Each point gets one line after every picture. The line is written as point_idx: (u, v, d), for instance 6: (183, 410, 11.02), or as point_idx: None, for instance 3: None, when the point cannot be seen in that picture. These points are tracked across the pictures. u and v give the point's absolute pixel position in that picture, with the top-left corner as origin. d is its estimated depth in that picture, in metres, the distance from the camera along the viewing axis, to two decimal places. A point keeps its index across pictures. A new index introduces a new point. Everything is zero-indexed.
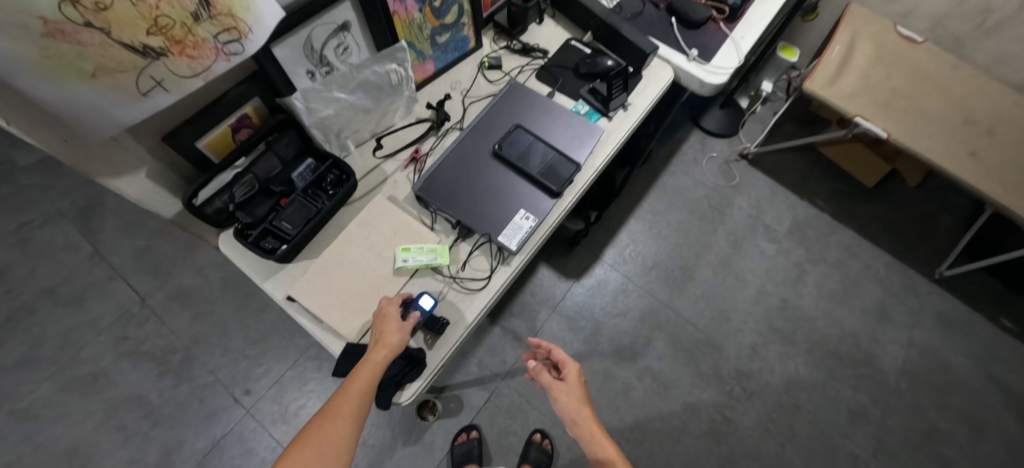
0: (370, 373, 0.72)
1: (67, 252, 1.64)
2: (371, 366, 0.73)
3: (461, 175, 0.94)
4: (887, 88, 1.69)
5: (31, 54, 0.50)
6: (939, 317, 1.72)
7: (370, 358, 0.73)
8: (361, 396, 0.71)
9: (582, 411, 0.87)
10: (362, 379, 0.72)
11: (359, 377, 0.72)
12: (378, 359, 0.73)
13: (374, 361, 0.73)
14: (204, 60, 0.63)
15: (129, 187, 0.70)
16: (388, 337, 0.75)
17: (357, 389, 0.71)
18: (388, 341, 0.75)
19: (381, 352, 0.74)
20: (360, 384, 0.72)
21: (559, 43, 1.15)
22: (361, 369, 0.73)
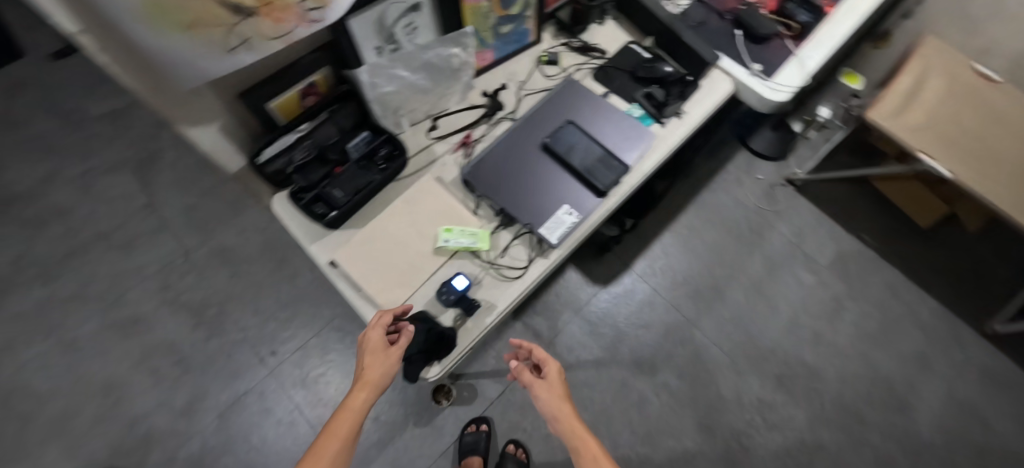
0: (350, 423, 0.67)
1: (122, 200, 1.73)
2: (352, 412, 0.68)
3: (509, 164, 0.95)
4: (955, 126, 1.61)
5: (141, 3, 0.52)
6: (985, 373, 1.64)
7: (349, 405, 0.69)
8: (341, 451, 0.65)
9: (563, 406, 0.86)
10: (343, 429, 0.67)
11: (338, 428, 0.67)
12: (359, 404, 0.69)
13: (355, 406, 0.69)
14: (287, 24, 0.66)
15: (202, 137, 0.74)
16: (369, 377, 0.71)
17: (336, 440, 0.66)
18: (371, 382, 0.71)
19: (361, 396, 0.70)
20: (339, 436, 0.66)
21: (619, 45, 1.15)
22: (339, 420, 0.67)
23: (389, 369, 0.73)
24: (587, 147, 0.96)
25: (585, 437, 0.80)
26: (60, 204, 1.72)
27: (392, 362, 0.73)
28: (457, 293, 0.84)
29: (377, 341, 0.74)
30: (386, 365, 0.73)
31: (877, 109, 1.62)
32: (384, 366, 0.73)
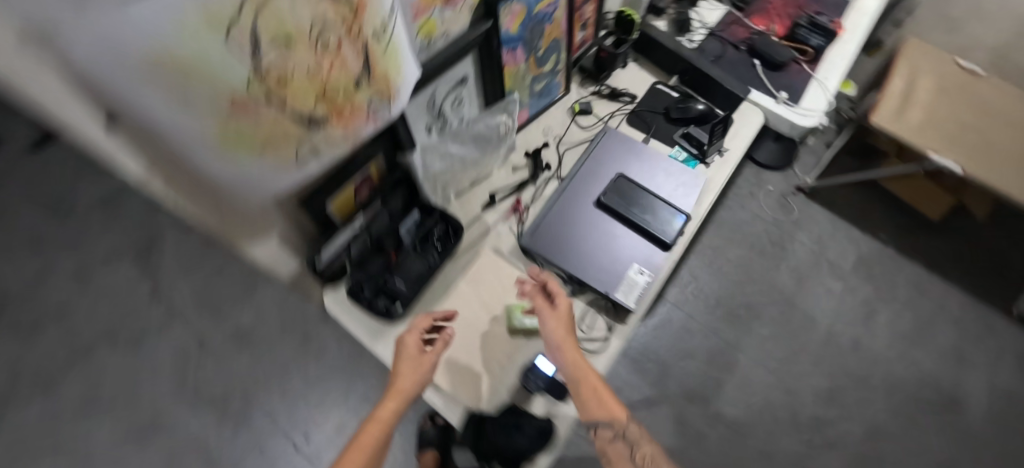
0: (376, 434, 0.66)
1: (124, 292, 1.62)
2: (378, 425, 0.66)
3: (567, 227, 0.92)
4: (955, 122, 1.64)
5: (215, 131, 0.49)
6: (1021, 358, 1.67)
7: (376, 416, 0.67)
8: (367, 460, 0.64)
9: (565, 336, 0.73)
10: (368, 439, 0.65)
11: (362, 441, 0.65)
12: (385, 414, 0.67)
13: (382, 418, 0.66)
14: (356, 127, 0.62)
15: (265, 250, 0.70)
16: (398, 386, 0.68)
17: (361, 451, 0.64)
18: (399, 391, 0.68)
19: (388, 407, 0.67)
20: (364, 444, 0.65)
21: (645, 86, 1.13)
22: (366, 431, 0.66)
23: (418, 380, 0.70)
24: (643, 202, 0.94)
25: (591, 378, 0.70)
26: (56, 305, 1.60)
27: (424, 371, 0.70)
28: (546, 380, 0.78)
29: (410, 351, 0.72)
30: (417, 374, 0.70)
31: (880, 112, 1.64)
32: (413, 379, 0.70)
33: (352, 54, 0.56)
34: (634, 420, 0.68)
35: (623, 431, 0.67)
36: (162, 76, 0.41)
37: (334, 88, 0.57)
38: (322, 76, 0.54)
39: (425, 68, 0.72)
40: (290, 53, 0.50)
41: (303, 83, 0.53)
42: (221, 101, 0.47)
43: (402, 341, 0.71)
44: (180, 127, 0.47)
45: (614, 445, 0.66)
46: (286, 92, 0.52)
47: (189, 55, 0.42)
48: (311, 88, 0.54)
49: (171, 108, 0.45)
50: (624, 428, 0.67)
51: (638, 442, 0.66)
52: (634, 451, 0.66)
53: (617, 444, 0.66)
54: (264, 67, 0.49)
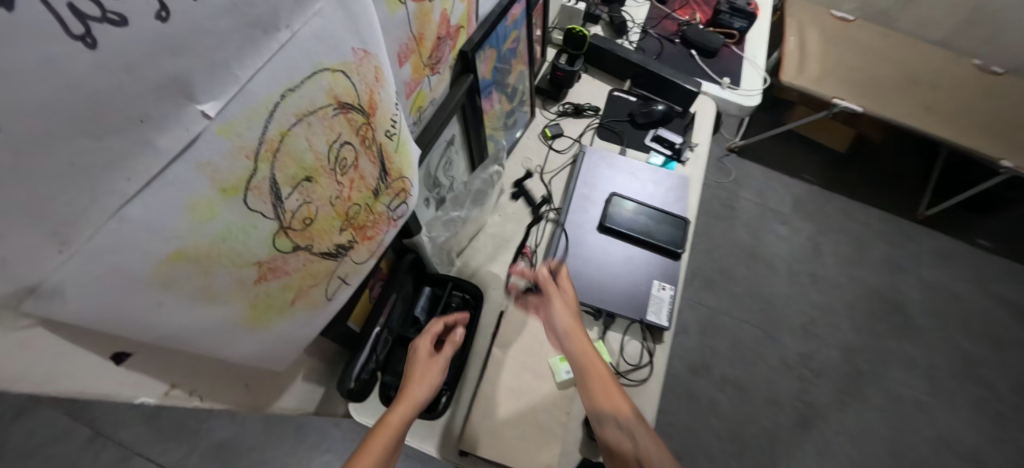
0: (388, 438, 0.54)
1: (60, 443, 1.35)
2: (390, 429, 0.55)
3: (580, 261, 0.89)
4: (844, 65, 1.85)
5: (241, 310, 0.37)
6: (936, 252, 1.91)
7: (387, 419, 0.56)
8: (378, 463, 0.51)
9: (574, 322, 0.72)
10: (377, 445, 0.53)
11: (371, 445, 0.53)
12: (396, 420, 0.56)
13: (395, 422, 0.56)
14: (379, 236, 0.53)
15: (289, 400, 0.56)
16: (408, 391, 0.60)
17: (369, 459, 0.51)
18: (411, 396, 0.60)
19: (402, 410, 0.58)
20: (372, 452, 0.52)
21: (604, 96, 1.15)
22: (375, 435, 0.54)
23: (430, 386, 0.62)
24: (621, 205, 0.95)
25: (592, 366, 0.67)
26: None
27: (436, 378, 0.64)
28: None
29: (422, 357, 0.65)
30: (429, 381, 0.63)
31: (785, 71, 1.80)
32: (426, 384, 0.62)
33: (369, 161, 0.47)
34: (642, 420, 0.64)
35: (624, 426, 0.63)
36: (178, 276, 0.31)
37: (357, 205, 0.47)
38: (344, 199, 0.44)
39: (423, 142, 0.65)
40: (312, 188, 0.40)
41: (326, 215, 0.43)
42: (247, 274, 0.36)
43: (412, 343, 0.66)
44: (203, 326, 0.34)
45: (617, 443, 0.63)
46: (311, 232, 0.42)
47: (205, 237, 0.32)
48: (335, 216, 0.44)
49: (192, 310, 0.33)
50: (627, 424, 0.63)
51: (640, 437, 0.62)
52: (636, 446, 0.62)
53: (620, 435, 0.63)
54: (288, 215, 0.38)
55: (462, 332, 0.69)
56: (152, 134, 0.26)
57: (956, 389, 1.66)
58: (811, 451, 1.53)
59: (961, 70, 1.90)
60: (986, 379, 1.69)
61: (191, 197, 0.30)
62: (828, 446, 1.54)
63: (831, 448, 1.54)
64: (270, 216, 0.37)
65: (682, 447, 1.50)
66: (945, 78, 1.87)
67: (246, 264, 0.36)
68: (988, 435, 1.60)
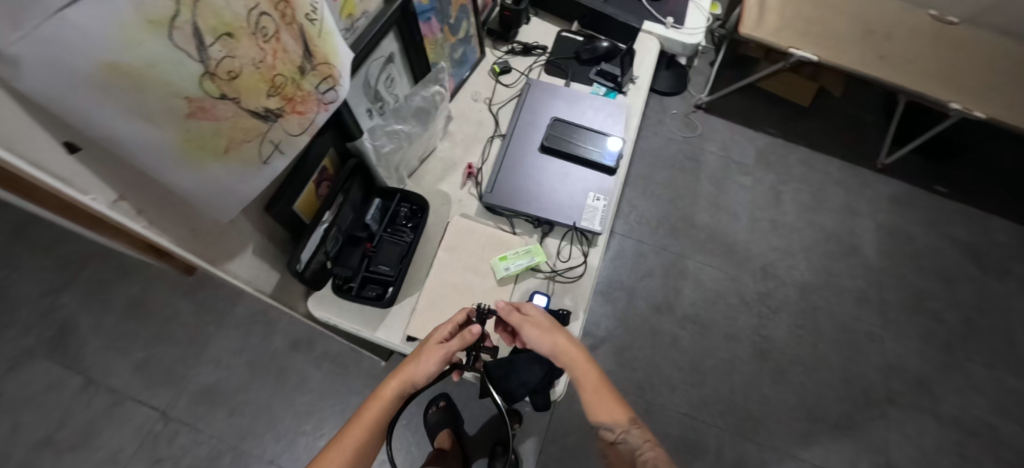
0: (379, 409, 0.69)
1: (52, 391, 1.38)
2: (383, 401, 0.70)
3: (521, 177, 0.97)
4: (802, 19, 1.91)
5: (175, 140, 0.45)
6: (892, 198, 1.99)
7: (382, 391, 0.70)
8: (369, 433, 0.68)
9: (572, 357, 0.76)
10: (371, 412, 0.69)
11: (366, 413, 0.69)
12: (388, 393, 0.70)
13: (386, 396, 0.70)
14: (310, 115, 0.60)
15: (240, 268, 0.64)
16: (403, 368, 0.71)
17: (364, 427, 0.68)
18: (403, 375, 0.70)
19: (394, 385, 0.70)
20: (368, 420, 0.68)
21: (551, 37, 1.22)
22: (372, 403, 0.70)
23: (426, 368, 0.70)
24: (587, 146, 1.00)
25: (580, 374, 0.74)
26: None
27: (432, 362, 0.70)
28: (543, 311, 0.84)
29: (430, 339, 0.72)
30: (427, 363, 0.70)
31: (744, 24, 1.86)
32: (422, 365, 0.70)
33: (291, 38, 0.54)
34: (637, 423, 0.71)
35: (622, 436, 0.70)
36: (115, 86, 0.39)
37: (283, 77, 0.54)
38: (269, 65, 0.52)
39: (357, 49, 0.72)
40: (234, 44, 0.47)
41: (252, 75, 0.50)
42: (176, 106, 0.44)
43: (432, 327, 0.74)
44: (140, 140, 0.42)
45: (617, 448, 0.71)
46: (238, 87, 0.49)
47: (134, 58, 0.39)
48: (261, 79, 0.51)
49: (128, 123, 0.41)
50: (623, 433, 0.70)
51: (639, 446, 0.69)
52: (635, 456, 0.69)
53: (619, 447, 0.70)
54: (213, 63, 0.46)
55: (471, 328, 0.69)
56: None
57: (906, 322, 1.76)
58: (767, 380, 1.63)
59: (915, 20, 1.96)
60: (936, 312, 1.79)
61: (118, 17, 0.37)
62: (783, 375, 1.64)
63: (787, 377, 1.64)
64: (196, 59, 0.44)
65: (647, 380, 1.60)
66: (900, 28, 1.93)
67: (175, 96, 0.43)
68: (935, 362, 1.71)
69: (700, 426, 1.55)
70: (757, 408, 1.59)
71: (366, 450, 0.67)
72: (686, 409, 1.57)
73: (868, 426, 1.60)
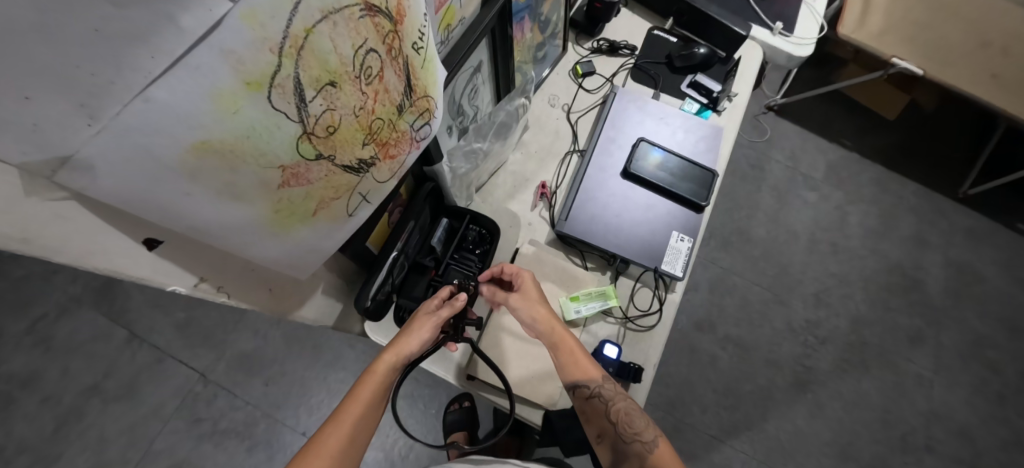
0: (374, 388, 0.57)
1: (98, 342, 1.36)
2: (378, 379, 0.57)
3: (598, 209, 0.88)
4: (912, 20, 1.53)
5: (265, 212, 0.37)
6: (969, 232, 1.81)
7: (374, 367, 0.58)
8: (364, 415, 0.55)
9: (545, 311, 0.71)
10: (365, 390, 0.56)
11: (358, 394, 0.56)
12: (382, 368, 0.58)
13: (381, 372, 0.58)
14: (400, 156, 0.52)
15: (309, 310, 0.60)
16: (399, 340, 0.60)
17: (357, 409, 0.55)
18: (399, 347, 0.60)
19: (389, 360, 0.59)
20: (361, 399, 0.56)
21: (642, 35, 1.08)
22: (362, 382, 0.57)
23: (424, 338, 0.61)
24: (644, 158, 0.91)
25: (562, 338, 0.70)
26: (16, 374, 1.32)
27: (429, 332, 0.62)
28: (613, 364, 0.78)
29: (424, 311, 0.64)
30: (424, 333, 0.62)
31: (843, 22, 1.51)
32: (419, 335, 0.61)
33: (395, 74, 0.45)
34: (609, 376, 0.70)
35: (597, 390, 0.68)
36: (205, 168, 0.31)
37: (381, 120, 0.45)
38: (369, 111, 0.43)
39: (450, 62, 0.62)
40: (336, 93, 0.38)
41: (351, 125, 0.42)
42: (270, 178, 0.36)
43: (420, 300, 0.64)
44: (228, 219, 0.35)
45: (591, 402, 0.69)
46: (335, 142, 0.41)
47: (230, 132, 0.31)
48: (358, 129, 0.43)
49: (216, 205, 0.33)
50: (597, 387, 0.68)
51: (612, 398, 0.69)
52: (609, 407, 0.68)
53: (594, 400, 0.68)
54: (312, 120, 0.37)
55: (463, 294, 0.65)
56: (174, 11, 0.24)
57: (959, 368, 1.66)
58: (802, 411, 1.58)
59: None
60: (992, 361, 1.68)
61: (213, 87, 0.28)
62: (820, 408, 1.59)
63: (823, 410, 1.59)
64: (295, 119, 0.35)
65: (679, 397, 1.56)
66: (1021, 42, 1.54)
67: (270, 167, 0.35)
68: (981, 413, 1.62)
69: (728, 450, 1.52)
70: (787, 437, 1.55)
71: (358, 435, 0.54)
72: (715, 431, 1.54)
73: None
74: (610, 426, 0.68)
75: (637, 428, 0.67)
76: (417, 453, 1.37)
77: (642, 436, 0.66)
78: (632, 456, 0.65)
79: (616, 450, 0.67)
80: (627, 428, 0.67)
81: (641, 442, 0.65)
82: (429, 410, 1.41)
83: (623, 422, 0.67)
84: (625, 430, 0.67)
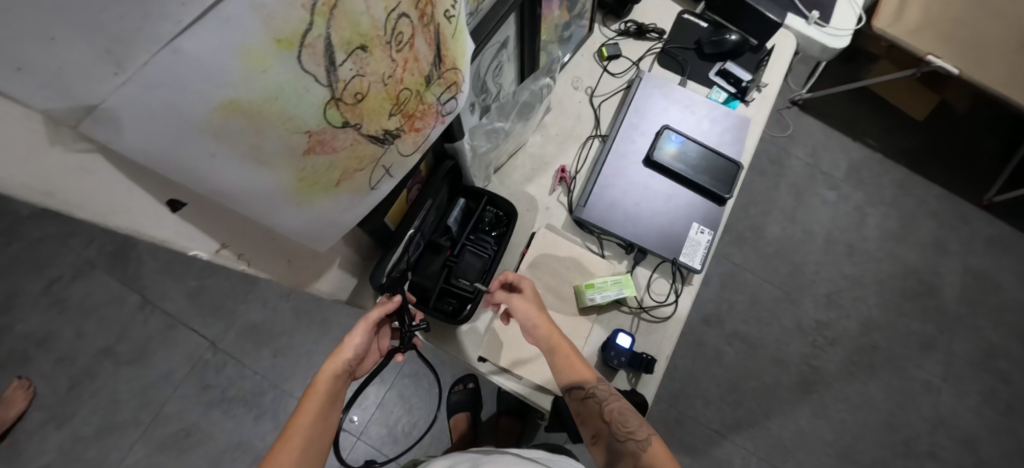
0: (318, 396, 0.55)
1: (111, 305, 1.37)
2: (321, 390, 0.56)
3: (617, 197, 0.87)
4: (951, 16, 1.46)
5: (288, 180, 0.36)
6: (990, 240, 1.77)
7: (315, 378, 0.56)
8: (315, 427, 0.53)
9: (542, 316, 0.70)
10: (310, 403, 0.54)
11: (305, 406, 0.54)
12: (324, 378, 0.57)
13: (322, 381, 0.56)
14: (425, 129, 0.50)
15: (325, 284, 0.60)
16: (336, 349, 0.59)
17: (304, 422, 0.53)
18: (337, 354, 0.59)
19: (330, 368, 0.57)
20: (308, 411, 0.54)
21: (671, 18, 1.05)
22: (306, 396, 0.55)
23: (359, 341, 0.60)
24: (667, 147, 0.89)
25: (560, 347, 0.69)
26: (31, 333, 1.34)
27: (364, 335, 0.61)
28: (626, 353, 0.77)
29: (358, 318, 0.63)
30: (358, 337, 0.61)
31: (879, 15, 1.46)
32: (354, 340, 0.60)
33: (425, 42, 0.43)
34: (603, 380, 0.69)
35: (592, 391, 0.67)
36: (232, 128, 0.29)
37: (408, 90, 0.44)
38: (397, 80, 0.41)
39: (479, 36, 0.60)
40: (366, 59, 0.37)
41: (378, 94, 0.40)
42: (297, 143, 0.34)
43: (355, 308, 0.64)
44: (252, 185, 0.34)
45: (587, 403, 0.68)
46: (362, 110, 0.39)
47: (259, 92, 0.29)
48: (386, 98, 0.41)
49: (241, 169, 0.32)
50: (592, 388, 0.68)
51: (607, 400, 0.68)
52: (603, 408, 0.67)
53: (589, 401, 0.68)
54: (341, 85, 0.35)
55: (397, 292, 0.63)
56: None
57: (969, 377, 1.64)
58: (806, 411, 1.57)
59: None
60: (1003, 372, 1.65)
61: (242, 41, 0.27)
62: (824, 409, 1.58)
63: (827, 411, 1.58)
64: (325, 82, 0.34)
65: (682, 390, 1.56)
66: None
67: (298, 131, 0.34)
68: (988, 423, 1.60)
69: (729, 445, 1.52)
70: (789, 436, 1.55)
71: (309, 448, 0.52)
72: (717, 425, 1.54)
73: None
74: (604, 426, 0.67)
75: (631, 427, 0.66)
76: (420, 431, 1.37)
77: (635, 435, 0.65)
78: (626, 455, 0.64)
79: (610, 450, 0.66)
80: (620, 427, 0.66)
81: (634, 440, 0.64)
82: (433, 389, 1.41)
83: (616, 421, 0.66)
84: (618, 429, 0.66)
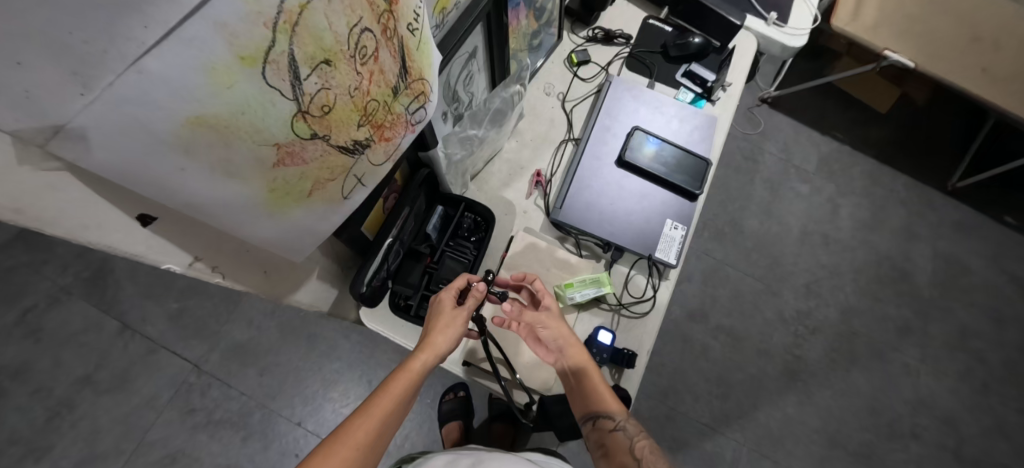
0: (407, 384, 0.55)
1: (89, 333, 1.35)
2: (412, 376, 0.56)
3: (593, 201, 0.88)
4: (904, 14, 1.52)
5: (260, 191, 0.37)
6: (957, 225, 1.83)
7: (409, 364, 0.57)
8: (396, 412, 0.54)
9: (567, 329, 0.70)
10: (397, 386, 0.55)
11: (391, 389, 0.54)
12: (417, 366, 0.57)
13: (416, 369, 0.57)
14: (395, 139, 0.52)
15: (304, 295, 0.61)
16: (432, 339, 0.60)
17: (386, 406, 0.53)
18: (433, 345, 0.59)
19: (425, 358, 0.58)
20: (394, 395, 0.54)
21: (637, 24, 1.08)
22: (394, 378, 0.55)
23: (454, 334, 0.61)
24: (640, 149, 0.91)
25: (589, 366, 0.68)
26: (6, 365, 1.31)
27: (459, 327, 0.62)
28: (607, 350, 0.79)
29: (444, 304, 0.63)
30: (453, 329, 0.62)
31: (837, 14, 1.51)
32: (449, 332, 0.61)
33: (389, 55, 0.45)
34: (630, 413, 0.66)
35: (620, 424, 0.63)
36: (200, 142, 0.30)
37: (376, 101, 0.45)
38: (364, 92, 0.43)
39: (445, 47, 0.62)
40: (331, 73, 0.38)
41: (345, 105, 0.41)
42: (265, 155, 0.35)
43: (438, 297, 0.64)
44: (224, 196, 0.35)
45: (613, 435, 0.63)
46: (329, 122, 0.40)
47: (225, 107, 0.30)
48: (353, 109, 0.42)
49: (212, 182, 0.33)
50: (620, 419, 0.64)
51: (634, 434, 0.63)
52: (633, 443, 0.62)
53: (616, 433, 0.63)
54: (307, 99, 0.36)
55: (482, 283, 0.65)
56: None
57: (945, 358, 1.68)
58: (791, 400, 1.60)
59: None
60: (977, 351, 1.70)
61: (209, 60, 0.28)
62: (810, 397, 1.61)
63: (812, 398, 1.61)
64: (290, 97, 0.35)
65: (671, 387, 1.58)
66: (1013, 35, 1.52)
67: (266, 144, 0.35)
68: (966, 402, 1.64)
69: (720, 438, 1.54)
70: (776, 425, 1.58)
71: (386, 431, 0.52)
72: (706, 419, 1.55)
73: (888, 457, 1.57)
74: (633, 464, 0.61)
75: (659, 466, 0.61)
76: (411, 443, 1.36)
77: None
78: None
79: None
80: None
81: None
82: (423, 400, 1.41)
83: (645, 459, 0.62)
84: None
